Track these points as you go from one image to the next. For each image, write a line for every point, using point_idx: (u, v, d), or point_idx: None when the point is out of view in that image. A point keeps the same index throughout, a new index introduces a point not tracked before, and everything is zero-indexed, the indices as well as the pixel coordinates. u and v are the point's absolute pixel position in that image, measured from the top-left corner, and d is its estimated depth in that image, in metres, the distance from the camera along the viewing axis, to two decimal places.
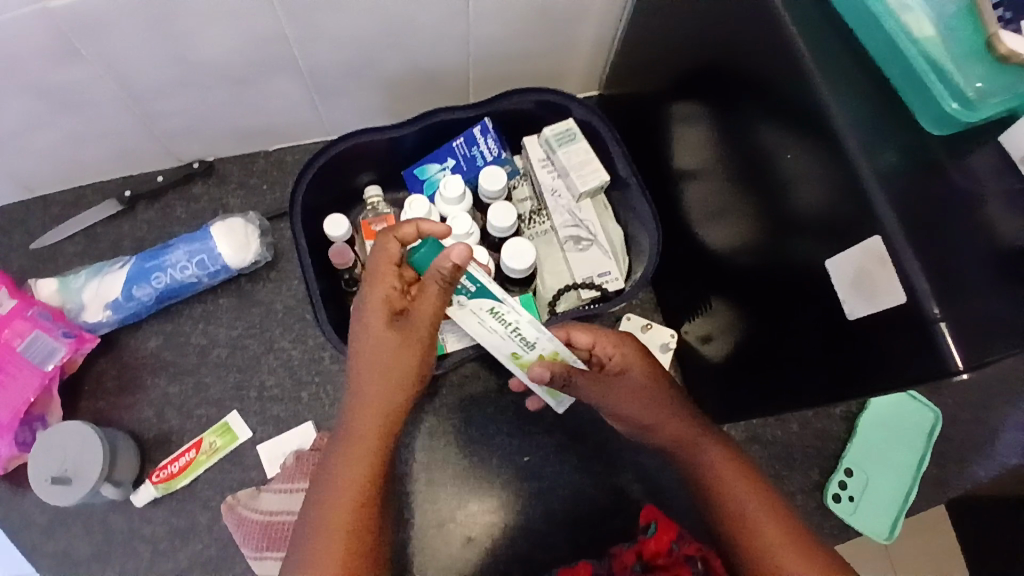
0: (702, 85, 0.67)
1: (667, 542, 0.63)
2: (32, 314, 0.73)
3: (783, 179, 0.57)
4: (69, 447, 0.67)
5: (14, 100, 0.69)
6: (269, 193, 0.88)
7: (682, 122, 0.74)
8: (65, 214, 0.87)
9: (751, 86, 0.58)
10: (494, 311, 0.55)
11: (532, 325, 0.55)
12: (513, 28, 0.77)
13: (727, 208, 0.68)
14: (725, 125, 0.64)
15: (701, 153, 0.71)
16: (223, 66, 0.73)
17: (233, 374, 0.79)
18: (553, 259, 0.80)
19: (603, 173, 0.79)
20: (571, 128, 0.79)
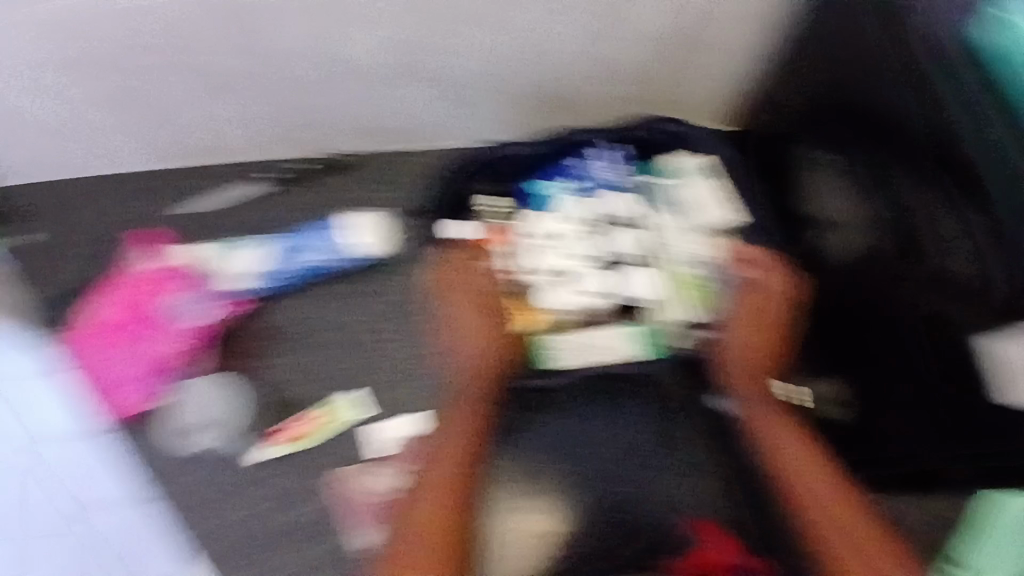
0: (852, 137, 0.70)
1: (728, 559, 0.66)
2: (179, 278, 0.82)
3: (948, 227, 0.58)
4: (206, 397, 0.77)
5: (204, 59, 0.79)
6: (395, 193, 0.90)
7: (824, 169, 0.75)
8: (195, 186, 0.91)
9: (916, 141, 0.61)
10: (675, 229, 0.82)
11: (693, 247, 0.81)
12: (654, 53, 0.83)
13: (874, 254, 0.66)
14: (873, 180, 0.67)
15: (845, 200, 0.71)
16: (386, 64, 0.82)
17: (341, 360, 0.81)
18: (673, 292, 0.79)
19: (730, 214, 0.82)
20: (702, 166, 0.85)
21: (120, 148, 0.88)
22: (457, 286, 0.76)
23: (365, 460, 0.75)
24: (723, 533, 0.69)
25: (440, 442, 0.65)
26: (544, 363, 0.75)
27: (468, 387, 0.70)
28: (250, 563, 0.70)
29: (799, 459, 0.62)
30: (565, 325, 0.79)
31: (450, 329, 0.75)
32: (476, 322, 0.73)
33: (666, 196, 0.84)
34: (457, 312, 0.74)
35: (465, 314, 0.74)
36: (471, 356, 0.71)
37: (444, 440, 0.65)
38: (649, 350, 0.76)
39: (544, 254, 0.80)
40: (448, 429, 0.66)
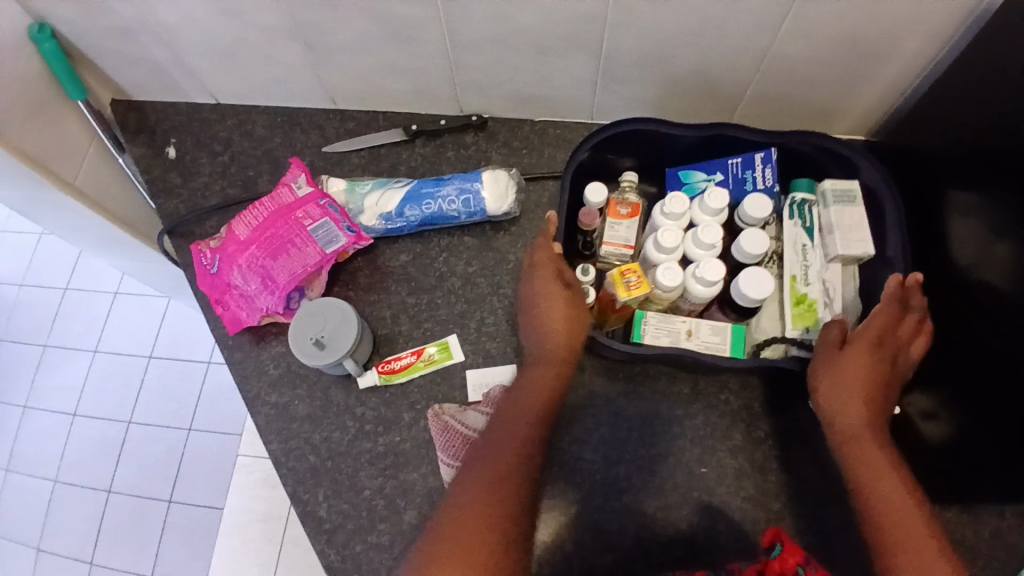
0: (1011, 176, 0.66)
1: (793, 565, 0.64)
2: (325, 204, 0.88)
3: None
4: (328, 319, 0.81)
5: (365, 20, 0.83)
6: (526, 157, 0.97)
7: (972, 210, 0.72)
8: (355, 130, 1.03)
9: None
10: (806, 246, 0.79)
11: (817, 269, 0.79)
12: (812, 55, 0.80)
13: (1012, 310, 0.66)
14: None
15: (988, 242, 0.70)
16: (538, 37, 0.83)
17: (460, 303, 0.88)
18: (778, 307, 0.79)
19: (869, 248, 0.77)
20: (853, 189, 0.79)
21: (301, 88, 1.00)
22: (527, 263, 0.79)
23: (470, 400, 0.83)
24: (789, 540, 0.67)
25: (508, 429, 0.70)
26: (631, 335, 0.80)
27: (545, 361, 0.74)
28: (365, 467, 0.82)
29: (889, 498, 0.64)
30: (664, 307, 0.80)
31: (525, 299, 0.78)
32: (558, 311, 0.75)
33: (806, 211, 0.80)
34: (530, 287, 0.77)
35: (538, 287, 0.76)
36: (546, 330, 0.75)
37: (512, 408, 0.72)
38: (735, 352, 0.77)
39: (667, 229, 0.77)
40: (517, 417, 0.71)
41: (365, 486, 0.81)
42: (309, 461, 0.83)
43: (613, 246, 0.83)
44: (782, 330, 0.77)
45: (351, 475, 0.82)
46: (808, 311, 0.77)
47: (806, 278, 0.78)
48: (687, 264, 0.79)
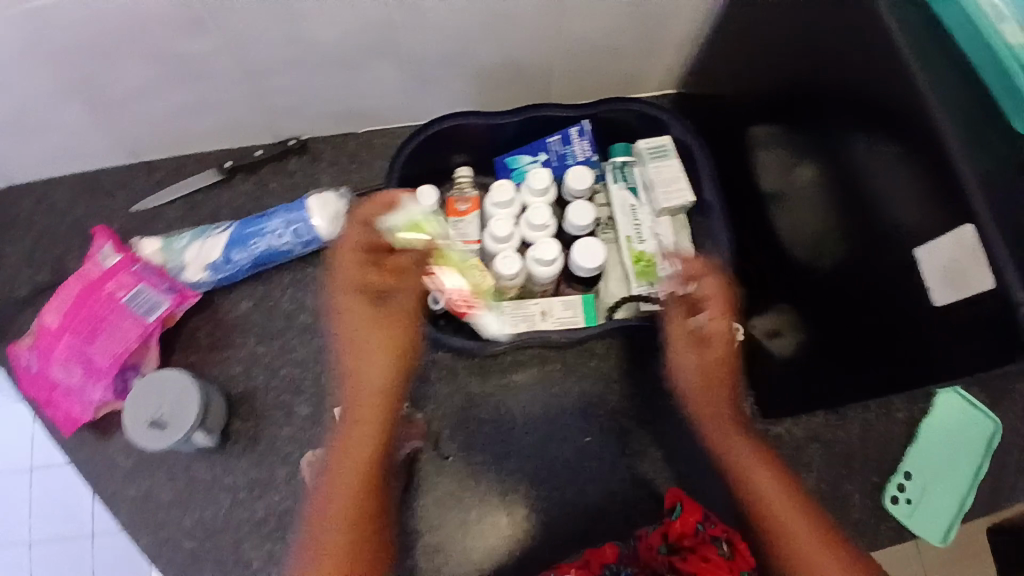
0: (792, 106, 0.71)
1: (693, 524, 0.69)
2: (137, 270, 0.81)
3: (878, 193, 0.61)
4: (167, 396, 0.74)
5: (139, 65, 0.75)
6: (357, 172, 0.93)
7: (765, 146, 0.78)
8: (168, 180, 0.94)
9: (850, 103, 0.63)
10: (634, 206, 0.81)
11: (649, 225, 0.81)
12: (603, 26, 0.81)
13: (825, 226, 0.70)
14: (816, 148, 0.69)
15: (788, 174, 0.75)
16: (333, 50, 0.79)
17: (317, 339, 0.83)
18: (621, 269, 0.80)
19: (688, 195, 0.81)
20: (666, 144, 0.82)
21: (93, 148, 0.90)
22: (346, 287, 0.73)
23: (344, 438, 0.78)
24: (690, 500, 0.72)
25: (353, 468, 0.70)
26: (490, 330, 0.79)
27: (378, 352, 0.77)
28: (248, 537, 0.77)
29: (774, 495, 0.64)
30: (516, 294, 0.80)
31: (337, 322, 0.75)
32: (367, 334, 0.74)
33: (628, 173, 0.82)
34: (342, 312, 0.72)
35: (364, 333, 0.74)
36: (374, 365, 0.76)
37: (347, 436, 0.70)
38: (589, 320, 0.78)
39: (497, 219, 0.77)
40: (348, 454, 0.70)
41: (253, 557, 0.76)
42: (186, 547, 0.77)
43: (459, 245, 0.80)
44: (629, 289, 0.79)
45: (234, 549, 0.76)
46: (648, 267, 0.79)
47: (641, 234, 0.80)
48: (526, 248, 0.79)
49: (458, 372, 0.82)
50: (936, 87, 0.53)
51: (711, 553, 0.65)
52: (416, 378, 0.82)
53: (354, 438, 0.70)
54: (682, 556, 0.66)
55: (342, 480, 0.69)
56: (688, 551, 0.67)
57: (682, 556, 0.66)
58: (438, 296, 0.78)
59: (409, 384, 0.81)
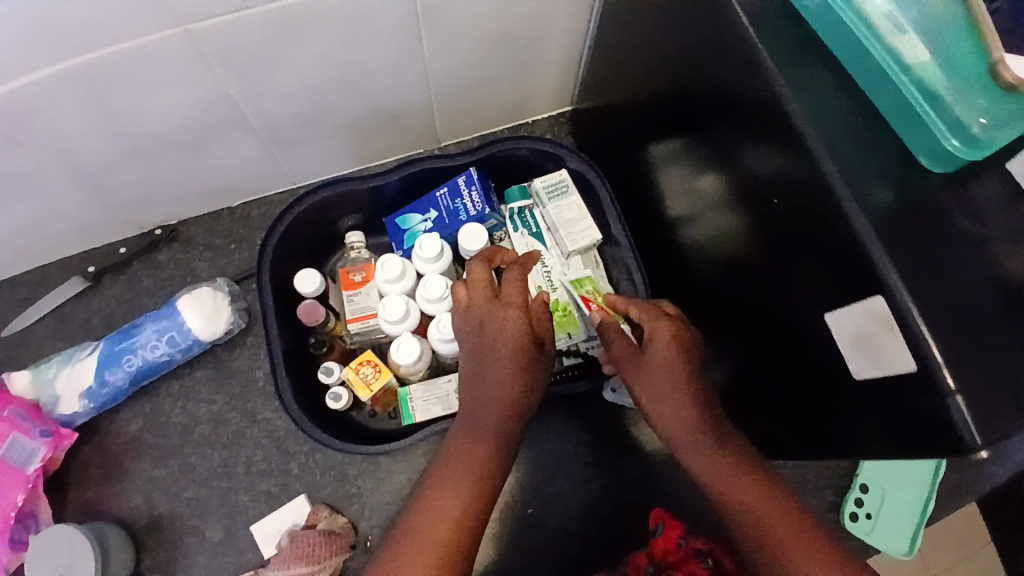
0: (683, 118, 0.62)
1: (675, 539, 0.70)
2: (9, 415, 0.71)
3: (777, 215, 0.50)
4: (56, 550, 0.66)
5: None
6: (236, 252, 0.84)
7: (667, 164, 0.68)
8: (32, 296, 0.84)
9: (730, 110, 0.53)
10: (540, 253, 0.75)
11: (560, 271, 0.74)
12: (468, 57, 0.71)
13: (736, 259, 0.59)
14: (714, 168, 0.59)
15: (696, 195, 0.65)
16: (168, 134, 0.69)
17: (219, 451, 0.76)
18: None
19: (594, 233, 0.74)
20: (564, 179, 0.74)
21: None
22: (488, 296, 0.60)
23: (265, 557, 0.72)
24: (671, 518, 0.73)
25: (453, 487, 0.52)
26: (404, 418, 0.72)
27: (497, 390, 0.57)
28: None
29: (746, 489, 0.52)
30: (426, 373, 0.72)
31: (477, 316, 0.60)
32: (508, 333, 0.58)
33: (528, 218, 0.76)
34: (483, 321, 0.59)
35: (497, 330, 0.58)
36: (499, 365, 0.57)
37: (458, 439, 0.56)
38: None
39: (389, 300, 0.69)
40: (467, 449, 0.54)
41: None
42: None
43: (360, 322, 0.73)
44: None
45: None
46: (565, 316, 0.73)
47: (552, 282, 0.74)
48: (428, 320, 0.72)
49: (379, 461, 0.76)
50: (815, 122, 0.45)
51: (694, 566, 0.65)
52: (333, 476, 0.75)
53: (473, 448, 0.55)
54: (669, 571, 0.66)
55: (453, 483, 0.52)
56: (673, 567, 0.67)
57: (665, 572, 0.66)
58: (339, 395, 0.71)
59: (327, 485, 0.75)
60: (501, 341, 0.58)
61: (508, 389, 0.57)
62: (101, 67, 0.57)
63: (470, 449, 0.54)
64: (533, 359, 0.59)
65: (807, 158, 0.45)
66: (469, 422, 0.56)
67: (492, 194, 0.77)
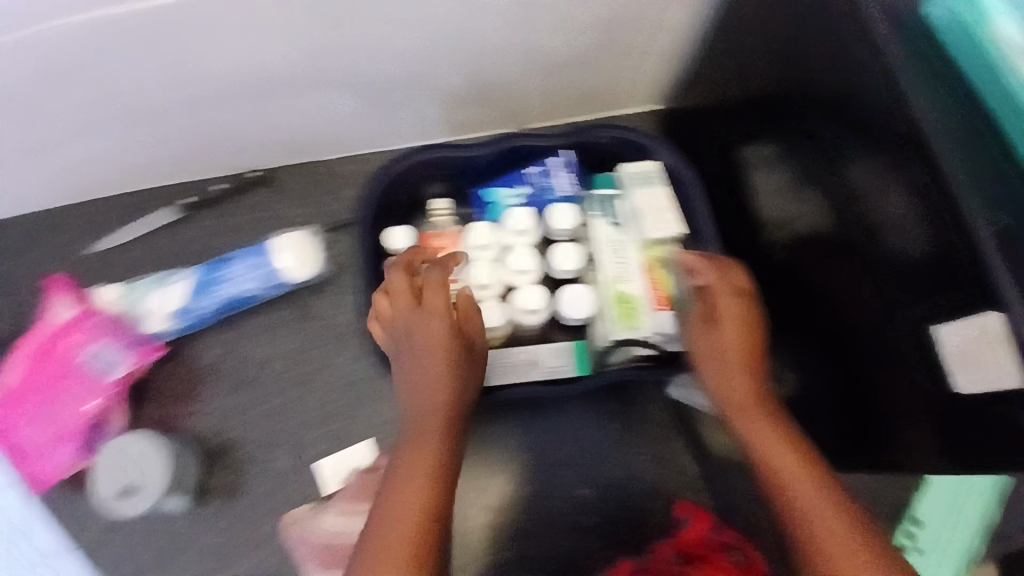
0: (784, 126, 0.64)
1: (703, 531, 0.74)
2: (92, 326, 0.76)
3: (882, 222, 0.54)
4: (134, 461, 0.70)
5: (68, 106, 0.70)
6: (327, 203, 0.87)
7: (763, 166, 0.71)
8: (126, 219, 0.88)
9: (835, 118, 0.57)
10: (617, 242, 0.73)
11: (635, 262, 0.73)
12: (580, 40, 0.73)
13: (832, 263, 0.62)
14: (815, 175, 0.62)
15: (792, 199, 0.67)
16: (282, 78, 0.72)
17: (292, 388, 0.79)
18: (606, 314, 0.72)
19: (678, 222, 0.73)
20: (649, 169, 0.75)
21: (40, 192, 0.84)
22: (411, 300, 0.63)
23: (328, 492, 0.75)
24: (701, 510, 0.77)
25: (414, 474, 0.54)
26: None
27: (434, 390, 0.60)
28: None
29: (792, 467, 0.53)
30: (502, 342, 0.74)
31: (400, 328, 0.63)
32: (433, 339, 0.60)
33: (610, 206, 0.74)
34: (410, 330, 0.62)
35: (423, 336, 0.61)
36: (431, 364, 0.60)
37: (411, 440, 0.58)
38: (582, 369, 0.73)
39: (475, 265, 0.71)
40: (418, 445, 0.57)
41: None
42: None
43: None
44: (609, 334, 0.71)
45: None
46: (633, 309, 0.71)
47: (626, 273, 0.72)
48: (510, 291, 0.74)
49: None
50: (941, 132, 0.47)
51: (722, 559, 0.69)
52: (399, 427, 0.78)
53: (426, 440, 0.57)
54: (695, 563, 0.69)
55: (414, 471, 0.54)
56: (700, 557, 0.70)
57: (695, 563, 0.69)
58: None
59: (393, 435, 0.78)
60: (427, 344, 0.61)
61: (444, 384, 0.60)
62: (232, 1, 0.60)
63: (421, 440, 0.57)
64: (462, 359, 0.62)
65: (925, 162, 0.47)
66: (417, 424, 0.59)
67: (581, 178, 0.78)
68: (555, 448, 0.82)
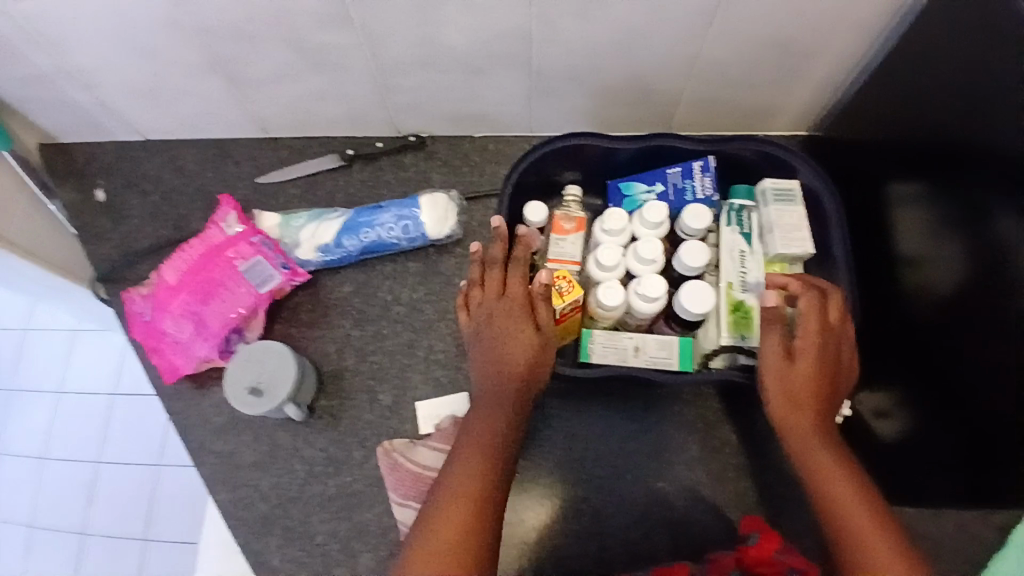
0: (939, 164, 0.66)
1: (771, 551, 0.70)
2: (257, 242, 0.85)
3: None
4: (264, 365, 0.77)
5: (278, 50, 0.79)
6: (467, 175, 0.95)
7: (905, 202, 0.72)
8: (290, 158, 0.99)
9: (1003, 159, 0.58)
10: (743, 253, 0.77)
11: (757, 275, 0.77)
12: (742, 57, 0.78)
13: (965, 304, 0.62)
14: (958, 210, 0.63)
15: (928, 237, 0.68)
16: (464, 54, 0.80)
17: (408, 332, 0.86)
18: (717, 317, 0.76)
19: (808, 246, 0.76)
20: (793, 189, 0.78)
21: (227, 119, 0.96)
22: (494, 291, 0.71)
23: (422, 433, 0.81)
24: (765, 527, 0.74)
25: (478, 444, 0.63)
26: (579, 355, 0.77)
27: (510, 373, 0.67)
28: (316, 511, 0.79)
29: (861, 526, 0.58)
30: (610, 324, 0.78)
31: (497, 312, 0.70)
32: (523, 330, 0.68)
33: (744, 217, 0.79)
34: (491, 317, 0.70)
35: (513, 324, 0.69)
36: (514, 349, 0.67)
37: (483, 412, 0.66)
38: (685, 366, 0.75)
39: (605, 246, 0.75)
40: (487, 418, 0.65)
41: (319, 533, 0.79)
42: (260, 509, 0.80)
43: (558, 263, 0.79)
44: (719, 338, 0.75)
45: (304, 523, 0.79)
46: (746, 318, 0.75)
47: (747, 284, 0.76)
48: (629, 279, 0.78)
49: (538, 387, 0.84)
50: None
51: None
52: None
53: (495, 414, 0.65)
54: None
55: (468, 462, 0.61)
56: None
57: None
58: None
59: None
60: (512, 332, 0.68)
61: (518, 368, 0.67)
62: None
63: (492, 414, 0.65)
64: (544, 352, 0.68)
65: None
66: (490, 399, 0.66)
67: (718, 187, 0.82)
68: (639, 444, 0.83)
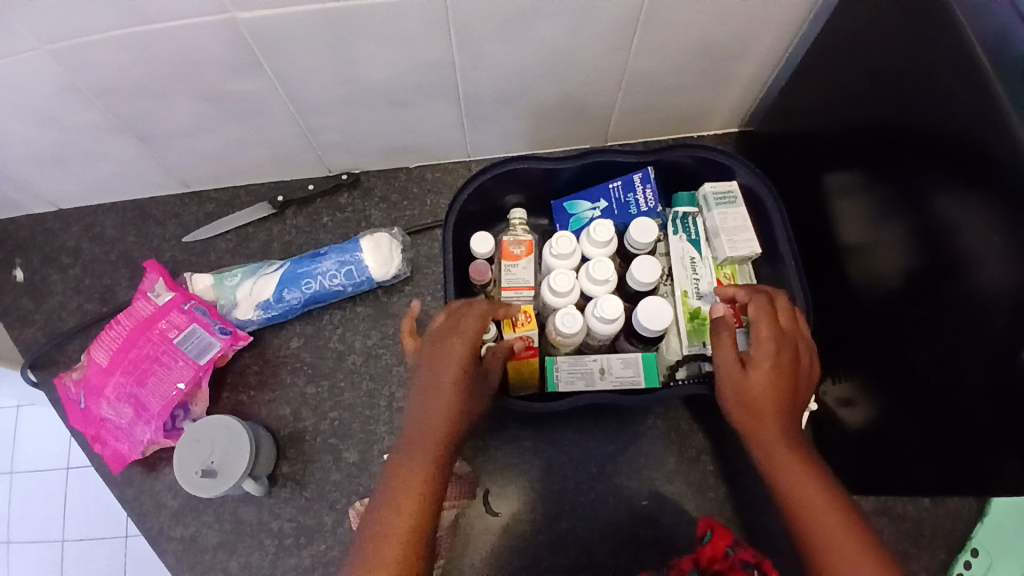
0: (874, 154, 0.66)
1: (723, 548, 0.66)
2: (190, 308, 0.79)
3: (971, 254, 0.55)
4: (215, 442, 0.72)
5: (187, 103, 0.74)
6: (408, 209, 0.92)
7: (844, 192, 0.73)
8: (218, 212, 0.94)
9: (938, 146, 0.58)
10: (694, 260, 0.77)
11: (709, 280, 0.77)
12: (670, 64, 0.77)
13: (914, 291, 0.63)
14: (899, 199, 0.63)
15: (871, 226, 0.69)
16: (390, 90, 0.76)
17: (366, 382, 0.82)
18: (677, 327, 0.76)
19: (756, 245, 0.76)
20: (734, 190, 0.78)
21: (143, 179, 0.89)
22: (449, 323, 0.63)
23: None
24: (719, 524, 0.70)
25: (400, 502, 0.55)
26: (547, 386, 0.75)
27: (439, 421, 0.59)
28: None
29: (825, 534, 0.57)
30: (572, 349, 0.76)
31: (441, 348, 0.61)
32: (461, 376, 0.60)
33: (690, 224, 0.79)
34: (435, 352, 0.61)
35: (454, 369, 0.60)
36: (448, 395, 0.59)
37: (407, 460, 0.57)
38: (651, 382, 0.74)
39: (558, 272, 0.73)
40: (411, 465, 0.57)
41: None
42: None
43: (513, 291, 0.76)
44: (681, 348, 0.75)
45: None
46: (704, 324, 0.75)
47: (700, 290, 0.76)
48: (585, 301, 0.76)
49: (507, 419, 0.82)
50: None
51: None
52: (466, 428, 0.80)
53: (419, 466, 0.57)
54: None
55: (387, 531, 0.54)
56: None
57: None
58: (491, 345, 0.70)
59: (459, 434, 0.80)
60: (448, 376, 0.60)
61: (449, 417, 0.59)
62: (361, 18, 0.63)
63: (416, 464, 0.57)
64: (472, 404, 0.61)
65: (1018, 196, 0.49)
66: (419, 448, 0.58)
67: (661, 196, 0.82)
68: (617, 463, 0.82)
